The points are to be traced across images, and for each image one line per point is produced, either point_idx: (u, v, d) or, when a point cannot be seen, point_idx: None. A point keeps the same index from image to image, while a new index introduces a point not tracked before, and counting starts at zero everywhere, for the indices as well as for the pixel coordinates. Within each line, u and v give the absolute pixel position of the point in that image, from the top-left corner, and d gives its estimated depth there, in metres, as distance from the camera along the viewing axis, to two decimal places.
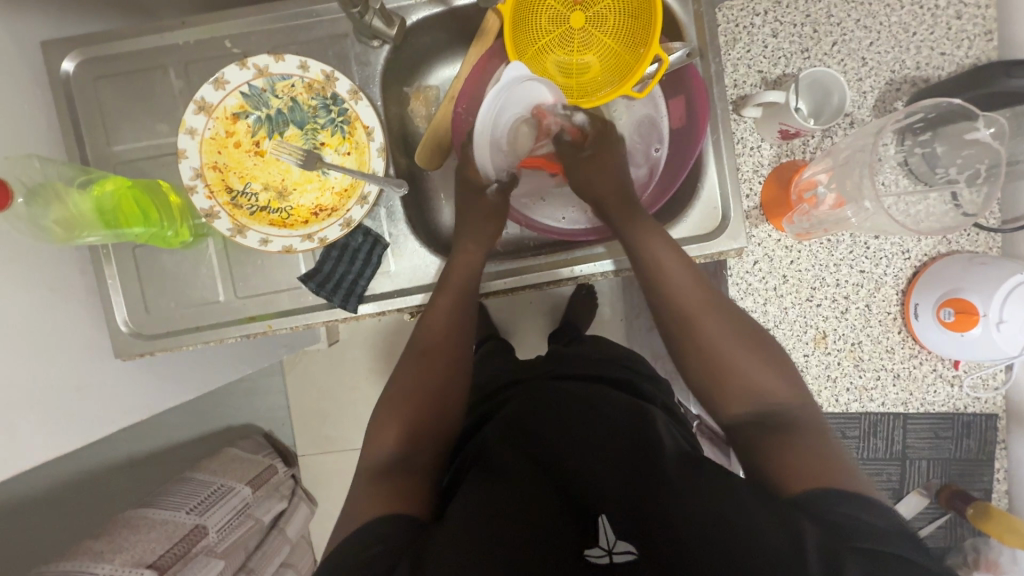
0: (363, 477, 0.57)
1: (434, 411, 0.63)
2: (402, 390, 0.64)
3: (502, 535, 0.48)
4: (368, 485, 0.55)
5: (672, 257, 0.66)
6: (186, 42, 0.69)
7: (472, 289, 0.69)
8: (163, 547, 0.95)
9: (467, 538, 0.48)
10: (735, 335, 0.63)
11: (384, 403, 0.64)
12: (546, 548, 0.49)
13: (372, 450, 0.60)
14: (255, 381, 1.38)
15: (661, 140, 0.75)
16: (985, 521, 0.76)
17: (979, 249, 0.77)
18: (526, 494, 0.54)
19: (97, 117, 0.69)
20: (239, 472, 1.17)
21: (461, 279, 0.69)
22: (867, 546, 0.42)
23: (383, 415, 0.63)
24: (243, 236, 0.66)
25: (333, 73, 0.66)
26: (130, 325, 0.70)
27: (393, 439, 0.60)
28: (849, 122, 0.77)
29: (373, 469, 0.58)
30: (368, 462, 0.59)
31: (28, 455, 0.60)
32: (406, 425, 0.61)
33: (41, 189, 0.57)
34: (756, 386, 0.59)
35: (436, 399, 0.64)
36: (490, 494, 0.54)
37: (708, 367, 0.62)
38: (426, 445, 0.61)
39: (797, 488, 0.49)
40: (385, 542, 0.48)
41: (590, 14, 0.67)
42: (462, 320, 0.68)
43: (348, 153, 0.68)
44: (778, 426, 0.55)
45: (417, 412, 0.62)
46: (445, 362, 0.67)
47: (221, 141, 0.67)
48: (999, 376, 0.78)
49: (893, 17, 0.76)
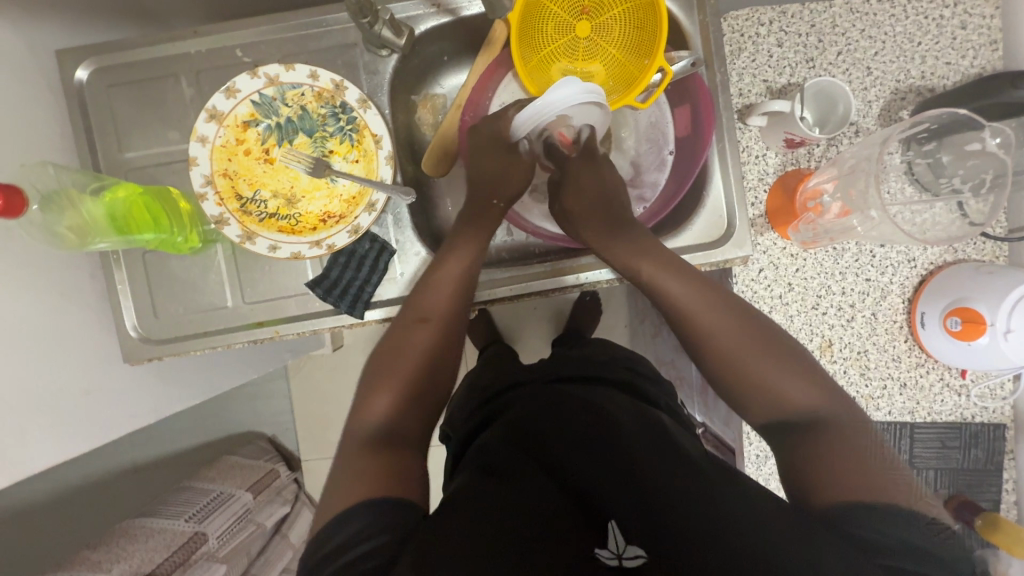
0: (354, 447, 0.57)
1: (426, 381, 0.63)
2: (393, 360, 0.63)
3: (506, 533, 0.49)
4: (361, 461, 0.55)
5: (684, 275, 0.65)
6: (198, 52, 0.70)
7: (475, 266, 0.68)
8: (162, 555, 0.96)
9: (478, 537, 0.48)
10: (758, 343, 0.61)
11: (373, 370, 0.64)
12: (551, 545, 0.48)
13: (364, 413, 0.60)
14: (260, 386, 1.39)
15: (666, 141, 0.75)
16: (995, 531, 0.73)
17: (985, 258, 0.77)
18: (534, 495, 0.55)
19: (109, 125, 0.70)
20: (239, 479, 1.17)
21: (465, 257, 0.68)
22: (895, 564, 0.42)
23: (375, 379, 0.63)
24: (252, 242, 0.66)
25: (343, 82, 0.66)
26: (140, 330, 0.71)
27: (386, 405, 0.60)
28: (855, 131, 0.77)
29: (360, 436, 0.58)
30: (355, 430, 0.59)
31: (39, 460, 0.61)
32: (399, 394, 0.61)
33: (55, 197, 0.58)
34: (786, 402, 0.57)
35: (431, 371, 0.64)
36: (495, 493, 0.54)
37: (732, 382, 0.60)
38: (413, 418, 0.61)
39: (818, 501, 0.49)
40: (380, 536, 0.47)
41: (596, 22, 0.67)
42: (461, 297, 0.67)
43: (356, 161, 0.68)
44: (808, 435, 0.53)
45: (404, 384, 0.62)
46: (439, 334, 0.65)
47: (231, 149, 0.68)
48: (1006, 387, 0.79)
49: (897, 27, 0.76)
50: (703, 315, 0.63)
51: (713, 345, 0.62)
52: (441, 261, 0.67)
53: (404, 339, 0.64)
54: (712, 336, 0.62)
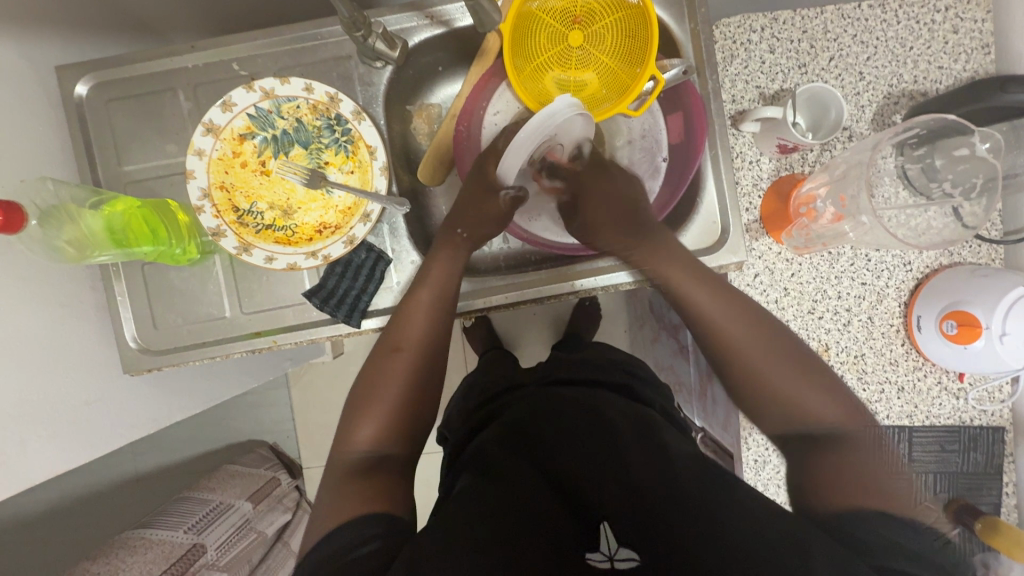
0: (338, 476, 0.58)
1: (405, 409, 0.64)
2: (371, 391, 0.64)
3: (490, 537, 0.48)
4: (349, 483, 0.56)
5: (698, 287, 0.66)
6: (195, 65, 0.71)
7: (449, 291, 0.68)
8: (159, 567, 0.96)
9: (462, 541, 0.48)
10: (778, 350, 0.61)
11: (355, 398, 0.65)
12: (532, 549, 0.48)
13: (347, 445, 0.61)
14: (261, 394, 1.39)
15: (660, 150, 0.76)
16: (994, 538, 0.72)
17: (982, 261, 0.77)
18: (525, 497, 0.55)
19: (108, 138, 0.71)
20: (240, 487, 1.17)
21: (438, 282, 0.68)
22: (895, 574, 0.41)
23: (357, 410, 0.63)
24: (249, 253, 0.67)
25: (338, 94, 0.67)
26: (139, 341, 0.71)
27: (369, 437, 0.61)
28: (848, 135, 0.78)
29: (344, 470, 0.59)
30: (341, 460, 0.60)
31: (41, 471, 0.61)
32: (380, 426, 0.62)
33: (54, 212, 0.58)
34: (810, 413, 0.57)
35: (412, 398, 0.64)
36: (486, 496, 0.54)
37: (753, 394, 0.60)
38: (399, 445, 0.62)
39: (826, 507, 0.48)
40: (375, 541, 0.49)
41: (588, 32, 0.68)
42: (438, 323, 0.67)
43: (351, 172, 0.69)
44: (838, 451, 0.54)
45: (386, 413, 0.63)
46: (416, 362, 0.66)
47: (228, 162, 0.68)
48: (1005, 390, 0.79)
49: (889, 32, 0.76)
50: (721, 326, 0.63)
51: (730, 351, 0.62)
52: (415, 290, 0.67)
53: (381, 370, 0.65)
54: (728, 345, 0.62)
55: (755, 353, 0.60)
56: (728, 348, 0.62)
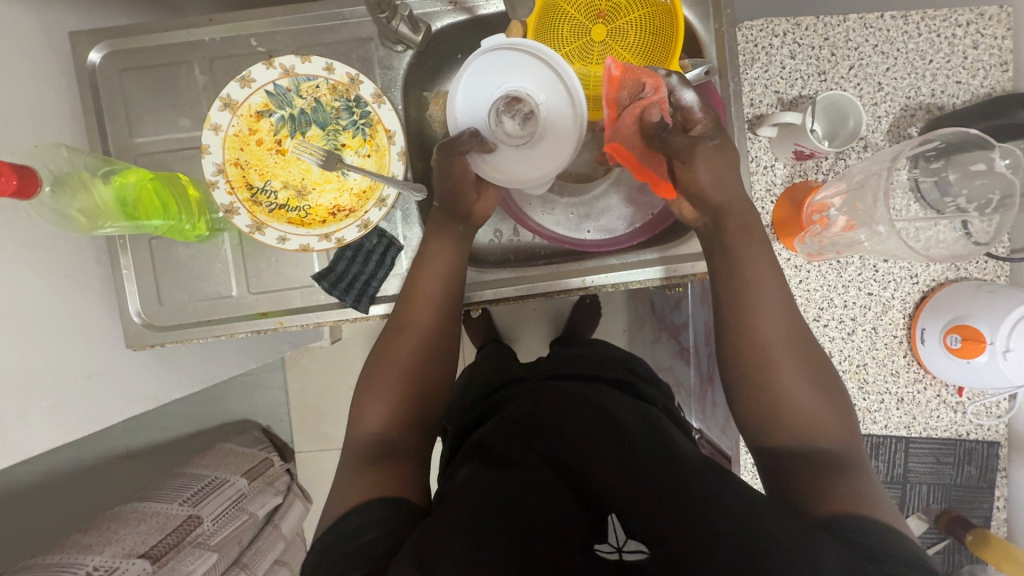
0: (351, 459, 0.58)
1: (416, 392, 0.63)
2: (381, 371, 0.64)
3: (489, 523, 0.49)
4: (359, 469, 0.56)
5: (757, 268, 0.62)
6: (213, 39, 0.70)
7: (457, 271, 0.67)
8: (155, 538, 0.95)
9: (463, 525, 0.48)
10: (805, 368, 0.58)
11: (365, 379, 0.64)
12: (533, 533, 0.49)
13: (358, 427, 0.61)
14: (257, 376, 1.39)
15: None
16: (984, 548, 0.75)
17: (987, 277, 0.78)
18: (527, 486, 0.55)
19: (120, 109, 0.70)
20: (235, 466, 1.17)
21: (446, 260, 0.66)
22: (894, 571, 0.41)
23: (367, 391, 0.63)
24: (261, 232, 0.66)
25: (359, 76, 0.66)
26: (143, 316, 0.71)
27: (380, 419, 0.60)
28: (863, 146, 0.78)
29: (358, 452, 0.58)
30: (354, 443, 0.60)
31: (38, 443, 0.60)
32: (391, 407, 0.61)
33: (68, 178, 0.57)
34: (819, 429, 0.55)
35: (421, 379, 0.64)
36: (486, 484, 0.54)
37: (766, 406, 0.57)
38: (412, 426, 0.62)
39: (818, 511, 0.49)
40: (379, 529, 0.49)
41: (612, 27, 0.67)
42: (446, 303, 0.66)
43: (368, 155, 0.69)
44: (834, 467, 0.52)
45: (397, 393, 0.62)
46: (425, 343, 0.65)
47: (244, 139, 0.68)
48: (1003, 405, 0.79)
49: (910, 44, 0.76)
50: (762, 328, 0.59)
51: (763, 355, 0.59)
52: (420, 268, 0.66)
53: (389, 349, 0.64)
54: (765, 350, 0.59)
55: (785, 365, 0.58)
56: (759, 351, 0.59)
